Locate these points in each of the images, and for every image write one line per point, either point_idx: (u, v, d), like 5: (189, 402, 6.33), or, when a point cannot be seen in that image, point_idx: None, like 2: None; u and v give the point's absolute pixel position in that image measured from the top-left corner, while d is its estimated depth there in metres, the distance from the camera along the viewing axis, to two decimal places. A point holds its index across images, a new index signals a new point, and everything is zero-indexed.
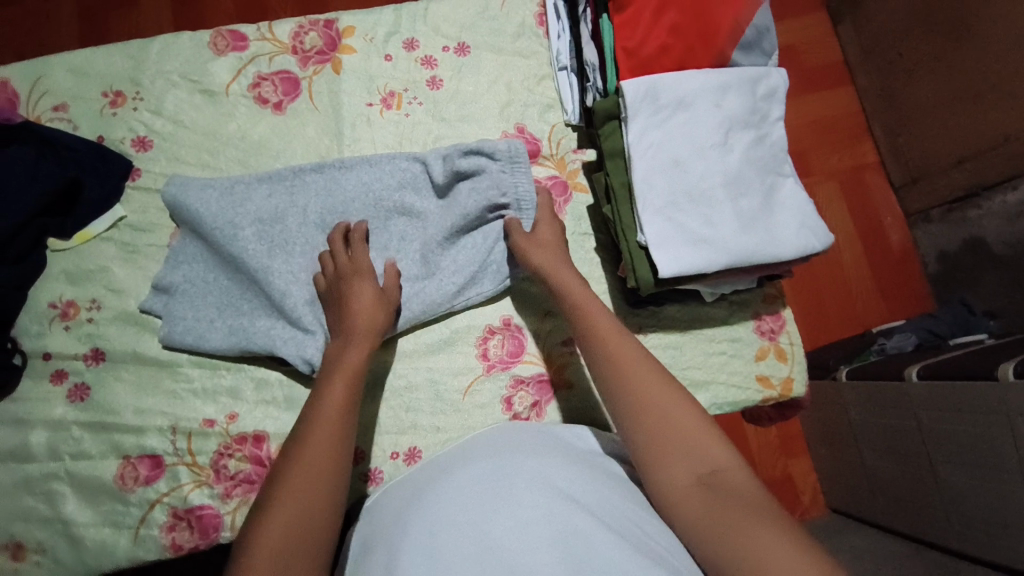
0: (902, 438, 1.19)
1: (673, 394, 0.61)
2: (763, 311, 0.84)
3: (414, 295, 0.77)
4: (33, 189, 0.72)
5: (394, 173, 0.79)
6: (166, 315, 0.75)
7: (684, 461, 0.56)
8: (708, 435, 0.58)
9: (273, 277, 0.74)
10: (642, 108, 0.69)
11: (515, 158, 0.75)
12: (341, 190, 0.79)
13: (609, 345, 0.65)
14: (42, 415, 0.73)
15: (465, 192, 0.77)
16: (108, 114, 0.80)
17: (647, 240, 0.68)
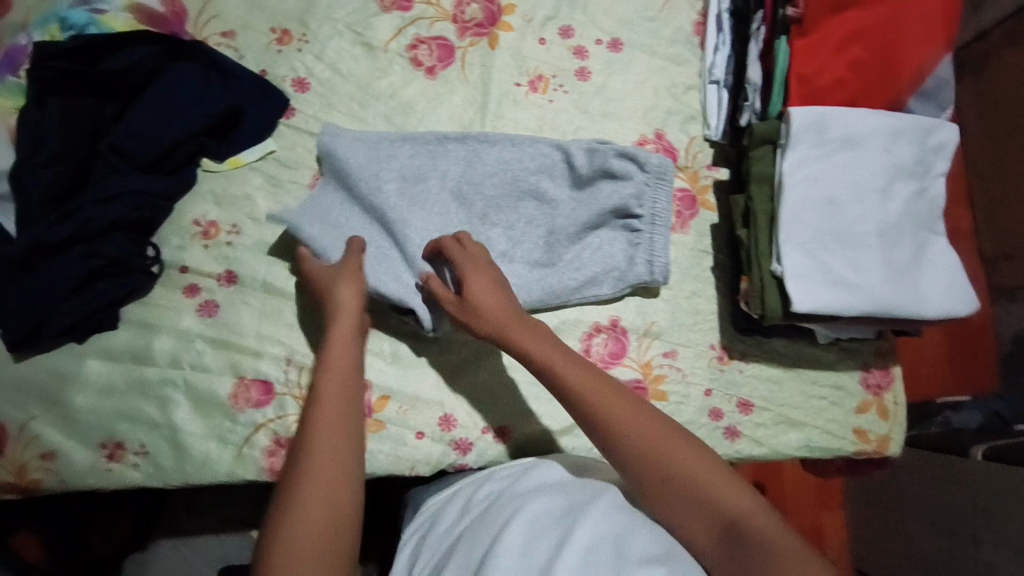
0: (946, 512, 1.17)
1: (672, 441, 0.59)
2: (872, 364, 0.84)
3: (536, 282, 0.78)
4: (200, 110, 0.75)
5: (535, 156, 0.80)
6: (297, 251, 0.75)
7: (699, 514, 0.56)
8: (720, 478, 0.57)
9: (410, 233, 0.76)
10: (806, 139, 0.68)
11: (663, 174, 0.77)
12: (481, 164, 0.80)
13: (592, 404, 0.63)
14: (169, 324, 0.77)
15: (604, 192, 0.79)
16: (274, 50, 0.82)
17: (784, 270, 0.68)
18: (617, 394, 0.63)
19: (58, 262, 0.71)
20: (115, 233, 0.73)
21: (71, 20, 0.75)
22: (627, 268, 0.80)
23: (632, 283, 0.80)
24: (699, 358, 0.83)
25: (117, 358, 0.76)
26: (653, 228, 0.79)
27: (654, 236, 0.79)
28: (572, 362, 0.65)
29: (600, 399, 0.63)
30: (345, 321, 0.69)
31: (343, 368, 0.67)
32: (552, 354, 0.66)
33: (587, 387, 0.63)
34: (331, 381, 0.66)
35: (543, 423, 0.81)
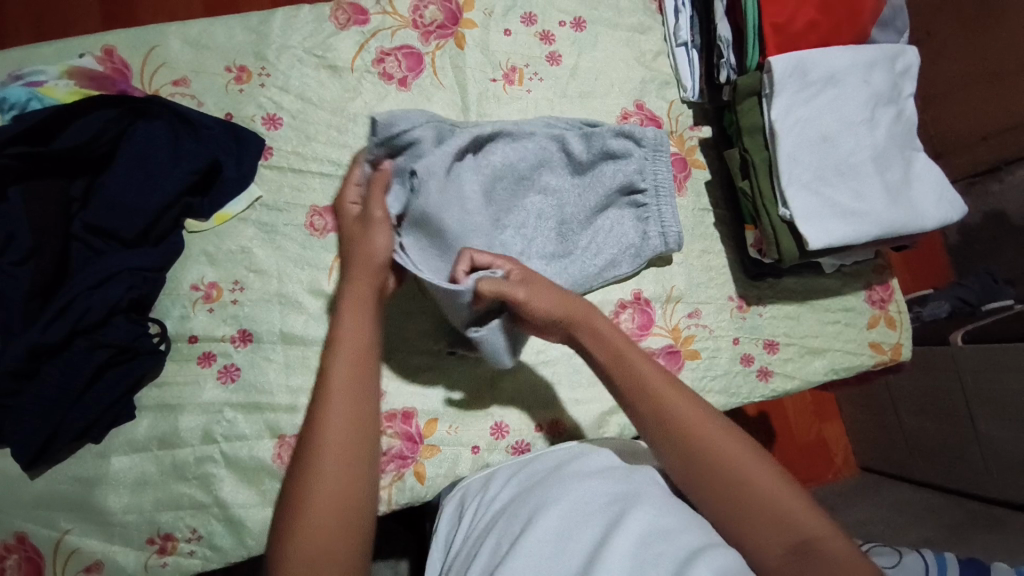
0: (937, 397, 1.26)
1: (743, 453, 0.56)
2: (874, 281, 0.90)
3: (560, 274, 0.79)
4: (179, 168, 0.70)
5: (535, 151, 0.78)
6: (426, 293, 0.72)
7: (769, 528, 0.52)
8: (791, 495, 0.53)
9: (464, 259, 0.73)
10: (789, 84, 0.72)
11: (660, 146, 0.78)
12: (492, 166, 0.76)
13: (663, 402, 0.60)
14: (192, 398, 0.72)
15: (606, 173, 0.80)
16: (235, 90, 0.77)
17: (793, 213, 0.72)
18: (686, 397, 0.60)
19: (57, 362, 0.64)
20: (117, 316, 0.67)
21: (9, 100, 0.69)
22: (641, 243, 0.81)
23: (648, 258, 0.81)
24: (721, 312, 0.84)
25: (142, 448, 0.70)
26: (660, 199, 0.80)
27: (662, 208, 0.80)
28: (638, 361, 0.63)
29: (678, 399, 0.60)
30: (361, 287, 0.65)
31: (357, 352, 0.61)
32: (607, 353, 0.64)
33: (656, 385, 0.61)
34: (343, 375, 0.59)
35: (592, 409, 0.81)
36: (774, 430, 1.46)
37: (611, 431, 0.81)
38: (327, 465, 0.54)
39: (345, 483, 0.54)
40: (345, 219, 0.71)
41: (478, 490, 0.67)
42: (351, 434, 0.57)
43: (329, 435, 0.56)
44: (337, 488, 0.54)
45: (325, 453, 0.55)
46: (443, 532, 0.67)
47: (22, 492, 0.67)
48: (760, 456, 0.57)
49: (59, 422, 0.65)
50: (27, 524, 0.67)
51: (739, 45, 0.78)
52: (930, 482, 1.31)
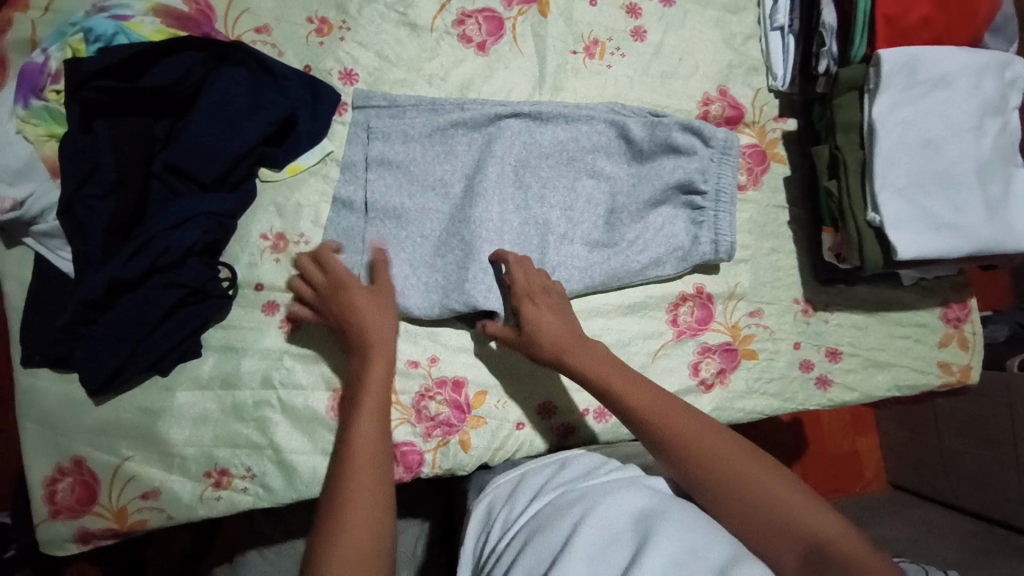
0: (984, 423, 1.20)
1: (752, 465, 0.55)
2: (950, 299, 0.85)
3: (598, 263, 0.76)
4: (259, 117, 0.70)
5: (590, 135, 0.78)
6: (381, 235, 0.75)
7: (782, 541, 0.50)
8: (805, 505, 0.52)
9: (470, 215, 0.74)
10: (896, 81, 0.68)
11: (728, 150, 0.76)
12: (538, 144, 0.78)
13: (678, 431, 0.59)
14: (254, 344, 0.73)
15: (666, 167, 0.77)
16: (315, 42, 0.77)
17: (883, 219, 0.69)
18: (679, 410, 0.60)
19: (135, 296, 0.66)
20: (191, 258, 0.68)
21: (95, 31, 0.68)
22: (691, 247, 0.78)
23: (695, 263, 0.78)
24: (785, 314, 0.82)
25: (203, 386, 0.72)
26: (719, 205, 0.77)
27: (719, 214, 0.77)
28: (631, 380, 0.64)
29: (687, 421, 0.59)
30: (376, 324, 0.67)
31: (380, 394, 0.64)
32: (612, 374, 0.65)
33: (664, 408, 0.60)
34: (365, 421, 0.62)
35: None
36: (806, 439, 1.42)
37: None
38: (357, 502, 0.56)
39: (373, 524, 0.55)
40: (341, 295, 0.68)
41: (505, 499, 0.66)
42: (374, 478, 0.59)
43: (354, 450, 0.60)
44: (367, 518, 0.55)
45: (357, 498, 0.56)
46: (469, 545, 0.64)
47: (88, 416, 0.70)
48: (769, 468, 0.55)
49: (131, 353, 0.67)
50: (85, 449, 0.70)
51: (843, 34, 0.73)
52: (966, 509, 1.26)
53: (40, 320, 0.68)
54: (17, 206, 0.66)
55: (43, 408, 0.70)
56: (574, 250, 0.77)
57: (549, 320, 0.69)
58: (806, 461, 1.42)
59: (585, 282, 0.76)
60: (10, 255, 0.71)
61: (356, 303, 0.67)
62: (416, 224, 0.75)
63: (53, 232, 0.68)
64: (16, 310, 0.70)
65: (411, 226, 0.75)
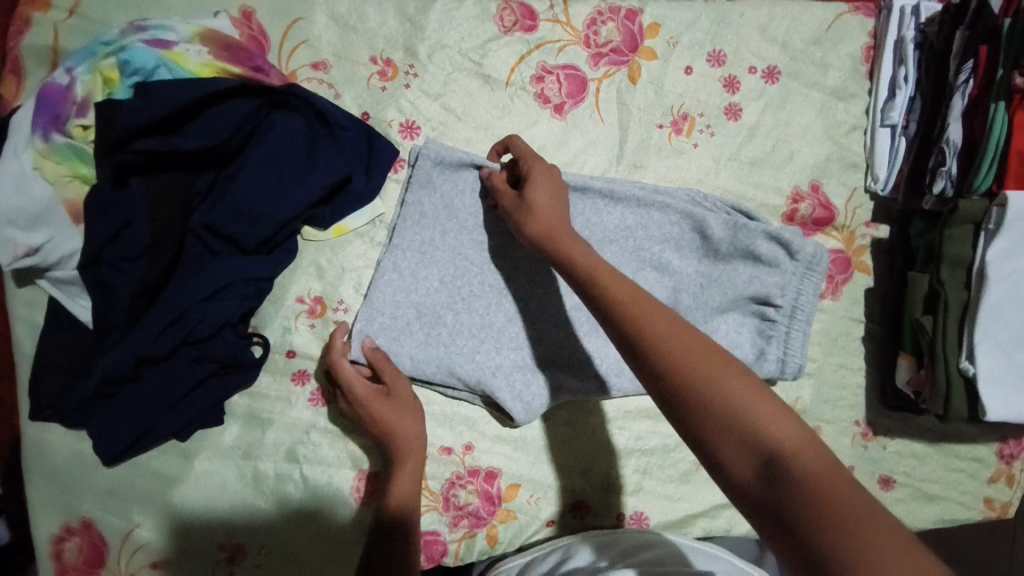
0: None
1: (722, 364, 0.46)
2: (1009, 434, 0.80)
3: None
4: (311, 180, 0.62)
5: (661, 224, 0.70)
6: (426, 305, 0.68)
7: (740, 445, 0.43)
8: (773, 406, 0.44)
9: (507, 301, 0.69)
10: (1018, 227, 0.61)
11: (814, 266, 0.68)
12: (602, 226, 0.70)
13: (647, 319, 0.50)
14: (281, 415, 0.68)
15: (742, 276, 0.70)
16: (377, 86, 0.68)
17: (976, 371, 0.64)
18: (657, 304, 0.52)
19: (161, 369, 0.61)
20: (226, 329, 0.62)
21: (134, 62, 0.60)
22: (754, 362, 0.71)
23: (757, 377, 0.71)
24: (843, 435, 0.76)
25: (224, 455, 0.68)
26: (791, 322, 0.70)
27: (791, 332, 0.70)
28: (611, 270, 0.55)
29: (655, 317, 0.50)
30: (401, 425, 0.65)
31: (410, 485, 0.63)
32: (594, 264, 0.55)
33: (632, 296, 0.52)
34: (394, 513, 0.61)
35: (679, 507, 0.76)
36: None
37: (692, 533, 0.76)
38: None
39: None
40: (369, 405, 0.64)
41: None
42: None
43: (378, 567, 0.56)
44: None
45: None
46: None
47: (98, 477, 0.66)
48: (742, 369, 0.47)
49: (152, 423, 0.62)
50: (94, 511, 0.66)
51: (966, 157, 0.66)
52: None
53: (52, 377, 0.63)
54: (34, 251, 0.59)
55: (50, 464, 0.65)
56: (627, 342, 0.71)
57: (540, 200, 0.60)
58: None
59: (636, 382, 0.71)
60: (21, 295, 0.64)
61: (378, 414, 0.64)
62: (449, 304, 0.68)
63: (71, 280, 0.61)
64: (27, 356, 0.64)
65: (443, 304, 0.68)
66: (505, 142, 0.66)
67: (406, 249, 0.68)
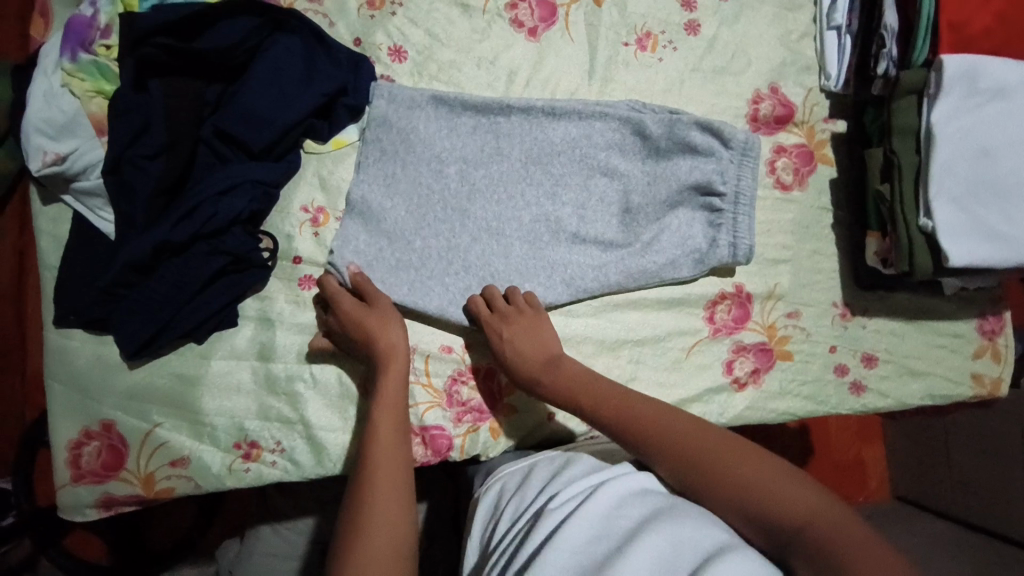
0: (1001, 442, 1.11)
1: (763, 468, 0.51)
2: (988, 311, 0.84)
3: (617, 263, 0.75)
4: (311, 89, 0.69)
5: (604, 132, 0.76)
6: (394, 232, 0.73)
7: (765, 517, 0.48)
8: (798, 488, 0.49)
9: (469, 222, 0.74)
10: (958, 88, 0.67)
11: (748, 151, 0.73)
12: (549, 141, 0.76)
13: (662, 435, 0.56)
14: (289, 317, 0.72)
15: (683, 166, 0.75)
16: (366, 15, 0.76)
17: (935, 225, 0.67)
18: (691, 427, 0.56)
19: (176, 262, 0.66)
20: (236, 227, 0.67)
21: None
22: (708, 250, 0.76)
23: (713, 267, 0.76)
24: (823, 317, 0.81)
25: (237, 356, 0.71)
26: (738, 206, 0.74)
27: (738, 217, 0.74)
28: (628, 400, 0.61)
29: (700, 448, 0.54)
30: (386, 333, 0.67)
31: (394, 439, 0.61)
32: (605, 402, 0.62)
33: (637, 412, 0.59)
34: (384, 473, 0.57)
35: (673, 394, 0.79)
36: (809, 444, 1.29)
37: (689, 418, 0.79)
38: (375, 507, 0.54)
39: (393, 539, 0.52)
40: (353, 318, 0.67)
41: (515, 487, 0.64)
42: (392, 491, 0.56)
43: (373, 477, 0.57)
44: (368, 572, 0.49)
45: (368, 553, 0.50)
46: (475, 533, 0.62)
47: (118, 380, 0.69)
48: (779, 467, 0.51)
49: (170, 317, 0.67)
50: (115, 413, 0.69)
51: (904, 37, 0.72)
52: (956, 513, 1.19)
53: (76, 281, 0.67)
54: (60, 160, 0.64)
55: (73, 371, 0.69)
56: (587, 245, 0.76)
57: (526, 340, 0.69)
58: (809, 470, 1.30)
59: (600, 283, 0.75)
60: (46, 212, 0.70)
61: (363, 326, 0.67)
62: (418, 230, 0.73)
63: (93, 190, 0.66)
64: (51, 269, 0.69)
65: (411, 230, 0.73)
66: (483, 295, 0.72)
67: (373, 183, 0.73)
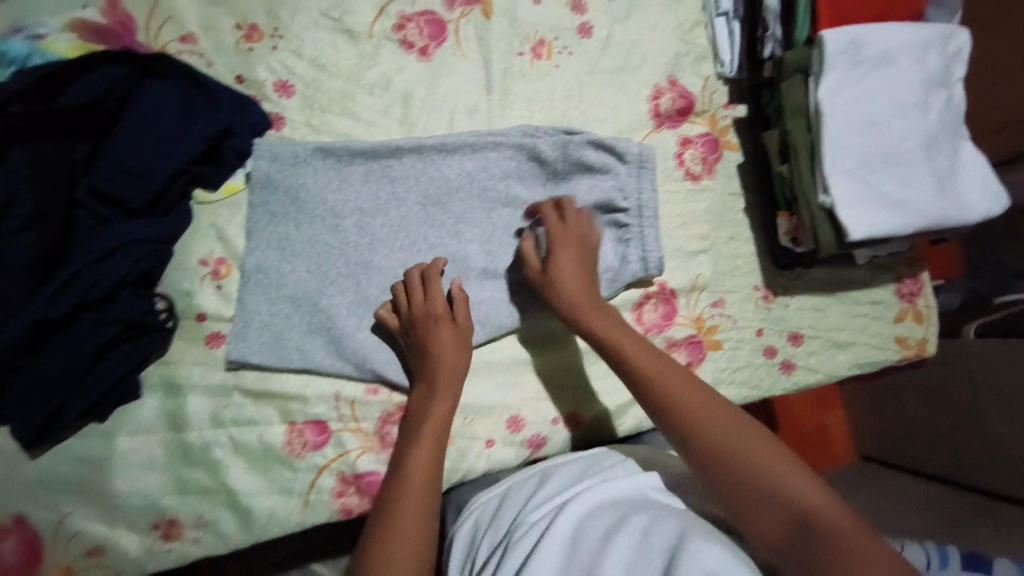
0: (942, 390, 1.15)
1: (774, 459, 0.53)
2: (904, 274, 0.86)
3: (528, 293, 0.76)
4: (192, 136, 0.67)
5: (499, 162, 0.77)
6: (298, 293, 0.72)
7: (765, 505, 0.50)
8: (801, 483, 0.51)
9: (375, 273, 0.75)
10: (841, 62, 0.67)
11: (644, 163, 0.75)
12: (445, 179, 0.76)
13: (693, 411, 0.58)
14: (199, 380, 0.70)
15: (582, 187, 0.77)
16: (244, 49, 0.73)
17: (834, 200, 0.67)
18: (715, 402, 0.59)
19: (65, 336, 0.63)
20: (123, 291, 0.65)
21: (8, 53, 0.65)
22: (620, 266, 0.77)
23: (625, 284, 0.77)
24: (746, 302, 0.82)
25: (149, 428, 0.68)
26: (642, 219, 0.76)
27: (644, 230, 0.75)
28: (658, 360, 0.64)
29: (719, 421, 0.57)
30: (450, 343, 0.70)
31: (427, 462, 0.64)
32: (639, 352, 0.65)
33: (663, 376, 0.62)
34: (409, 498, 0.61)
35: (609, 401, 0.81)
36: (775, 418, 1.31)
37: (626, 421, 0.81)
38: (392, 543, 0.57)
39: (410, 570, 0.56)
40: (420, 316, 0.70)
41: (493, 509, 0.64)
42: (419, 524, 0.60)
43: (398, 505, 0.61)
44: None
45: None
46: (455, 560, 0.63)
47: (17, 474, 0.64)
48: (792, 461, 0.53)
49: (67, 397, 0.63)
50: (22, 505, 0.64)
51: (787, 17, 0.72)
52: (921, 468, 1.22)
53: None
54: None
55: None
56: (498, 274, 0.77)
57: (569, 270, 0.71)
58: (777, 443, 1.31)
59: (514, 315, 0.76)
60: None
61: (426, 326, 0.70)
62: (322, 290, 0.73)
63: None
64: None
65: (316, 291, 0.73)
66: (532, 208, 0.76)
67: (266, 249, 0.72)
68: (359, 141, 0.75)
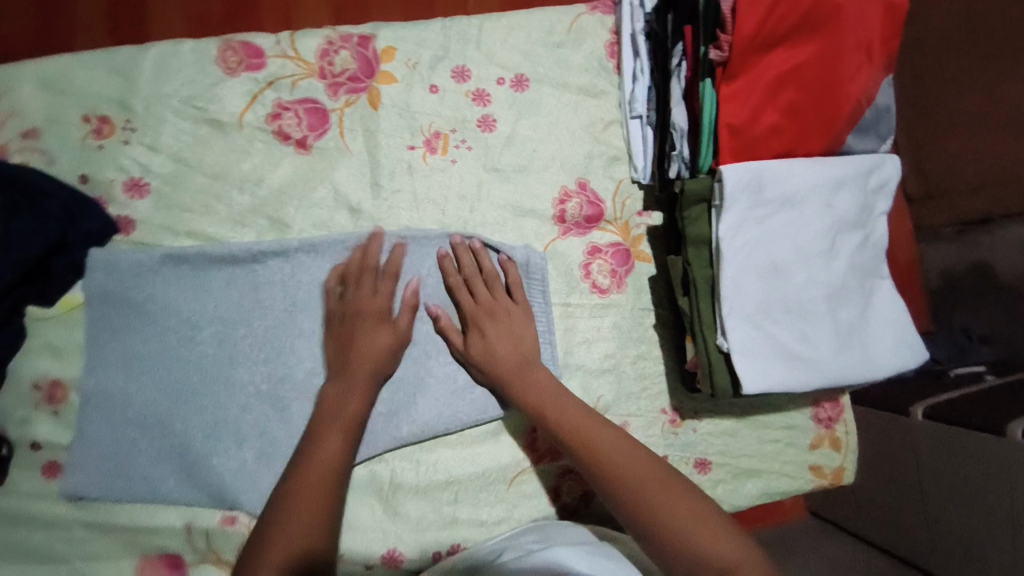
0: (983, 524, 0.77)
1: (696, 517, 0.55)
2: (822, 398, 0.82)
3: (403, 408, 0.68)
4: (9, 253, 0.60)
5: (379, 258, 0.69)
6: (146, 416, 0.64)
7: (687, 561, 0.52)
8: (725, 538, 0.53)
9: (235, 391, 0.65)
10: (742, 199, 0.61)
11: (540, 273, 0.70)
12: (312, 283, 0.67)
13: (612, 463, 0.58)
14: (33, 512, 0.63)
15: None
16: (93, 146, 0.66)
17: (730, 347, 0.62)
18: (633, 450, 0.59)
19: None
20: None
21: None
22: None
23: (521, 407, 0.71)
24: (652, 427, 0.75)
25: None
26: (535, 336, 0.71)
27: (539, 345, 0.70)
28: (575, 408, 0.62)
29: (652, 479, 0.57)
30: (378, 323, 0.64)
31: (341, 442, 0.59)
32: (548, 398, 0.62)
33: (580, 422, 0.61)
34: (312, 480, 0.56)
35: (497, 532, 0.71)
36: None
37: None
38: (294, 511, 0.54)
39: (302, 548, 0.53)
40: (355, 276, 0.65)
41: None
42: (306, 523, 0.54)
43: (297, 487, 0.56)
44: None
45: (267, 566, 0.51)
46: None
47: None
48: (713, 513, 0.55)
49: None
50: None
51: (694, 137, 0.66)
52: None
53: None
54: None
55: None
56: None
57: (493, 334, 0.66)
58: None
59: (390, 434, 0.68)
60: None
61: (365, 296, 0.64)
62: (175, 410, 0.64)
63: None
64: None
65: (167, 411, 0.64)
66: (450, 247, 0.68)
67: (112, 367, 0.64)
68: (219, 244, 0.66)
